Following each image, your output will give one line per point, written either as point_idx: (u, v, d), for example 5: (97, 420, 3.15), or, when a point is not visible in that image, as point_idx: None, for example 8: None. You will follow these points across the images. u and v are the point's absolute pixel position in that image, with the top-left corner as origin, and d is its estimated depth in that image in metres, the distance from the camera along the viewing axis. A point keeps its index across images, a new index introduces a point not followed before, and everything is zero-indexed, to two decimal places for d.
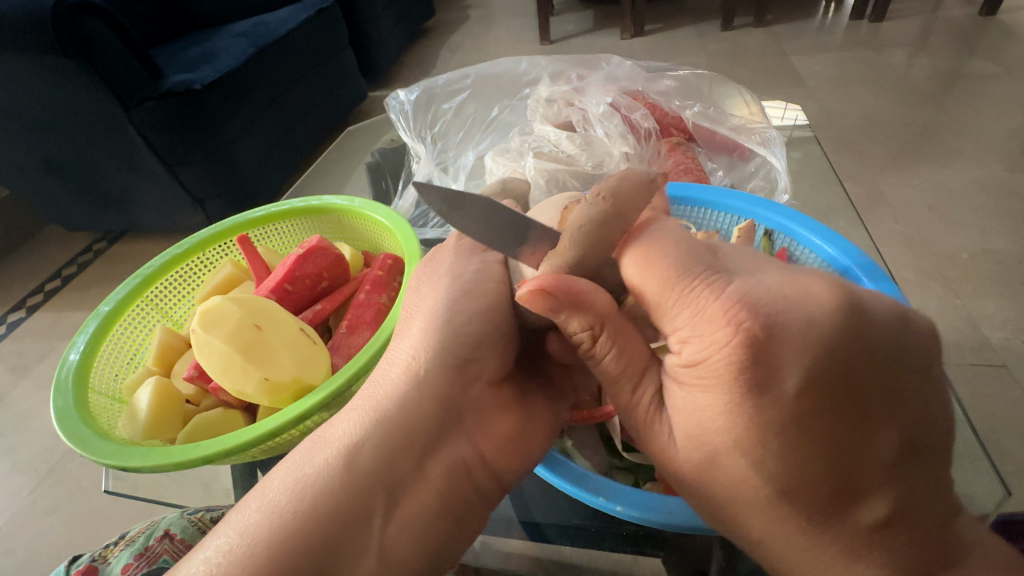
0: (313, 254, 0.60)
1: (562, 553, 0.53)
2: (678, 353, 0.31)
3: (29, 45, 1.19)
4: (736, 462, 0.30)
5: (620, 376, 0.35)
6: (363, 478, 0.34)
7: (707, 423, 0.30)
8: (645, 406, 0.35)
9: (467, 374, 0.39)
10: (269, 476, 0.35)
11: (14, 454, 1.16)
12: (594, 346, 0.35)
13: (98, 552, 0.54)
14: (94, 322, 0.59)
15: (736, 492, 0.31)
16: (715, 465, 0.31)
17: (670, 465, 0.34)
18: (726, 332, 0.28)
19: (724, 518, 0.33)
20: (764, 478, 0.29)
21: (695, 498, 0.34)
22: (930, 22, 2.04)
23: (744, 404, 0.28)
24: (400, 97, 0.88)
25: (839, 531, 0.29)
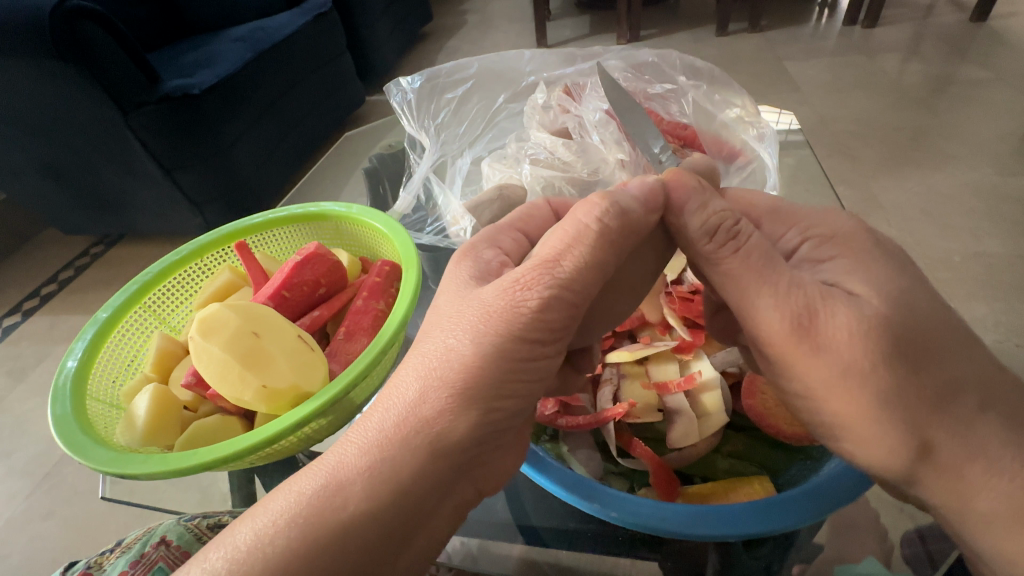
0: (311, 260, 0.61)
1: (557, 557, 0.54)
2: (807, 240, 0.43)
3: (29, 51, 1.20)
4: (909, 305, 0.37)
5: (766, 264, 0.38)
6: (379, 520, 0.30)
7: (874, 278, 0.38)
8: (788, 289, 0.37)
9: (495, 423, 0.34)
10: (273, 507, 0.30)
11: (8, 460, 1.16)
12: (737, 225, 0.40)
13: (94, 559, 0.54)
14: (92, 330, 0.60)
15: (920, 342, 0.35)
16: (898, 313, 0.36)
17: (851, 346, 0.35)
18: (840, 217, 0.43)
19: (917, 393, 0.35)
20: (911, 311, 0.36)
21: (880, 383, 0.35)
22: (922, 28, 2.06)
23: (883, 263, 0.39)
24: (403, 84, 0.87)
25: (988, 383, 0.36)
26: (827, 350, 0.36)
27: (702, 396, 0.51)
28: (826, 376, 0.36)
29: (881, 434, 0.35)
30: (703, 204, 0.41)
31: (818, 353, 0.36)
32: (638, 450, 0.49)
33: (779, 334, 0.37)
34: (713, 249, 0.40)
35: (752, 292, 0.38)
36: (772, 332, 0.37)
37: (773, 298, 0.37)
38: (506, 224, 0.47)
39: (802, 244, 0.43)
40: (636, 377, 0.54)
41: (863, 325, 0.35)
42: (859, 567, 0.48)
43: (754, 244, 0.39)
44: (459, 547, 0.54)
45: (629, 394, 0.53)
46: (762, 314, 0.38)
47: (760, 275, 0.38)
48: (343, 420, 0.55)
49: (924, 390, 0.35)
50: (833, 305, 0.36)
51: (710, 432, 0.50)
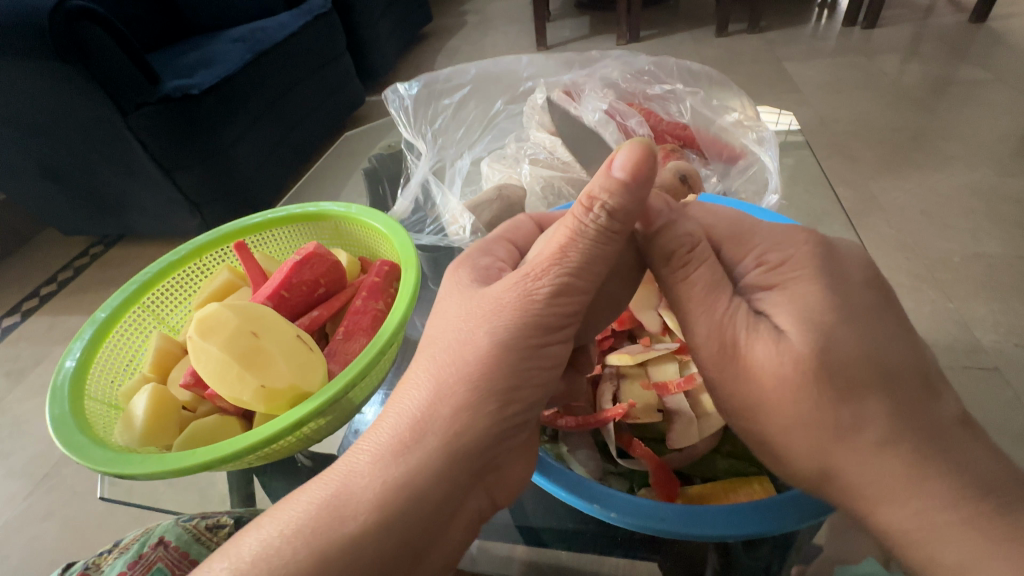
0: (311, 260, 0.61)
1: (557, 558, 0.54)
2: (764, 263, 0.40)
3: (30, 52, 1.20)
4: (838, 340, 0.34)
5: (708, 291, 0.39)
6: (394, 520, 0.30)
7: (811, 304, 0.35)
8: (725, 314, 0.38)
9: (509, 416, 0.34)
10: (285, 515, 0.31)
11: (7, 460, 1.16)
12: (691, 252, 0.41)
13: (93, 559, 0.53)
14: (91, 329, 0.60)
15: (836, 376, 0.33)
16: (822, 347, 0.34)
17: (765, 380, 0.35)
18: (804, 239, 0.39)
19: (818, 425, 0.33)
20: (826, 340, 0.34)
21: (790, 415, 0.35)
22: (921, 29, 2.07)
23: (829, 287, 0.36)
24: (398, 90, 0.86)
25: (926, 423, 0.32)
26: (746, 377, 0.36)
27: (702, 396, 0.51)
28: (746, 402, 0.37)
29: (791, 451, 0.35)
30: (671, 225, 0.42)
31: (738, 381, 0.37)
32: (638, 450, 0.49)
33: (715, 360, 0.38)
34: (670, 272, 0.41)
35: (693, 314, 0.39)
36: (702, 354, 0.38)
37: (706, 324, 0.38)
38: (498, 237, 0.46)
39: (758, 266, 0.40)
40: (635, 377, 0.54)
41: (779, 361, 0.34)
42: (858, 567, 0.48)
43: (705, 272, 0.40)
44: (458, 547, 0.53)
45: (628, 394, 0.53)
46: (696, 336, 0.39)
47: (707, 300, 0.39)
48: (342, 420, 0.55)
49: (820, 419, 0.33)
50: (755, 336, 0.36)
51: (709, 433, 0.50)
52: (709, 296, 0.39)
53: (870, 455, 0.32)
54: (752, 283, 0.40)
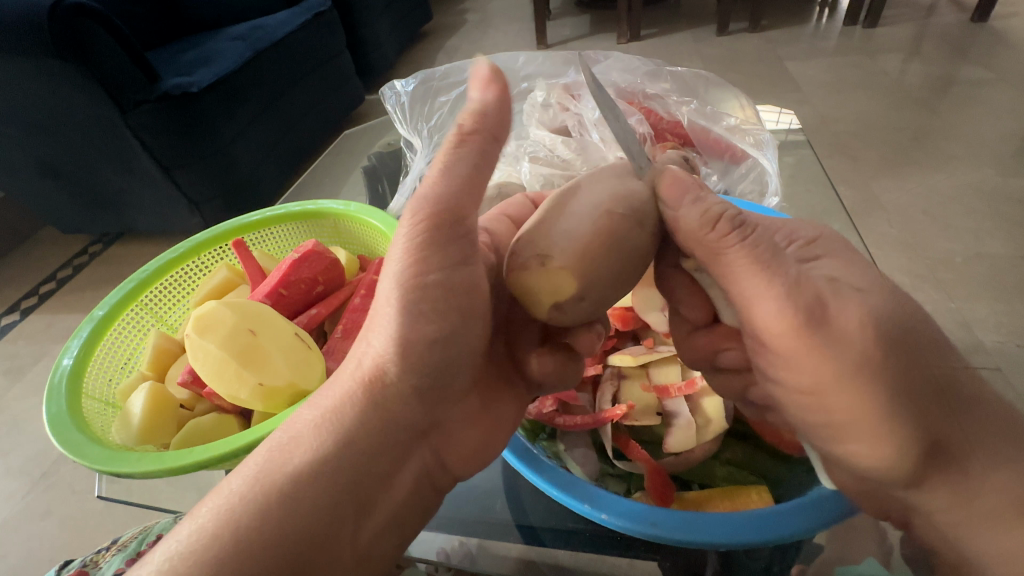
0: (309, 258, 0.60)
1: (556, 557, 0.52)
2: (793, 240, 0.40)
3: (29, 49, 1.19)
4: (893, 311, 0.34)
5: (766, 265, 0.35)
6: (337, 490, 0.33)
7: (860, 278, 0.36)
8: (792, 284, 0.34)
9: (441, 394, 0.37)
10: (231, 493, 0.32)
11: (7, 459, 1.15)
12: (734, 224, 0.35)
13: (90, 557, 0.53)
14: (88, 327, 0.59)
15: (912, 345, 0.34)
16: (887, 320, 0.34)
17: (861, 344, 0.33)
18: (821, 227, 0.41)
19: (920, 397, 0.33)
20: (895, 321, 0.34)
21: (889, 387, 0.33)
22: (923, 28, 2.06)
23: (862, 265, 0.37)
24: (397, 87, 0.88)
25: (962, 392, 0.34)
26: (839, 343, 0.33)
27: (702, 400, 0.51)
28: (835, 375, 0.33)
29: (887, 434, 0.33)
30: (696, 199, 0.37)
31: (830, 349, 0.33)
32: (635, 453, 0.49)
33: (795, 332, 0.34)
34: (716, 241, 0.35)
35: (754, 284, 0.35)
36: (769, 322, 0.35)
37: (769, 295, 0.34)
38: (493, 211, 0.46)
39: (789, 243, 0.40)
40: (636, 378, 0.53)
41: (872, 329, 0.33)
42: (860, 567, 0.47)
43: (758, 236, 0.35)
44: (457, 547, 0.53)
45: (628, 395, 0.52)
46: (760, 304, 0.35)
47: (760, 271, 0.35)
48: None
49: (938, 395, 0.33)
50: (840, 303, 0.34)
51: (708, 438, 0.49)
52: (761, 266, 0.35)
53: (961, 422, 0.33)
54: (791, 257, 0.38)
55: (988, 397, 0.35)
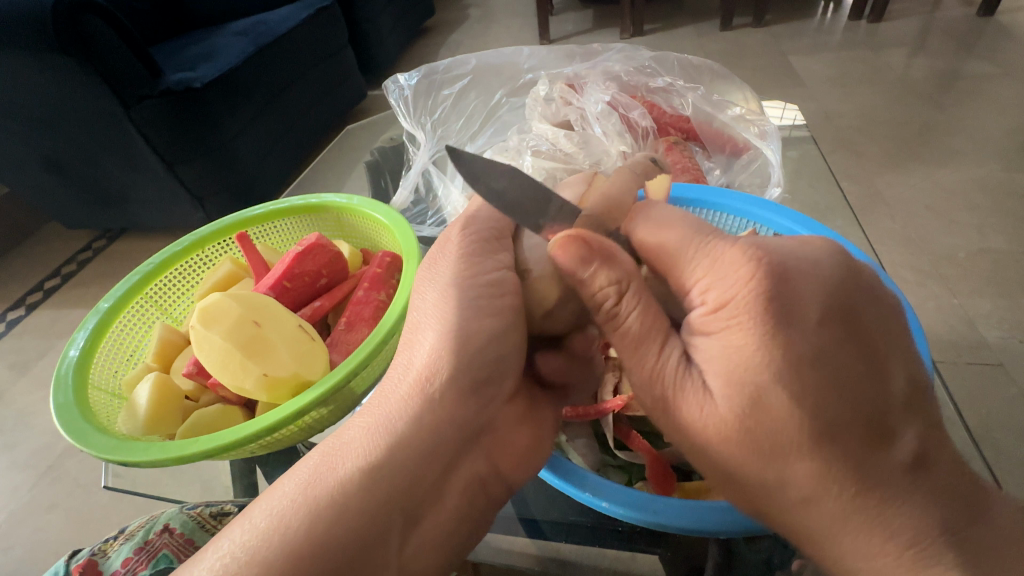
0: (313, 251, 0.61)
1: (560, 552, 0.55)
2: (705, 303, 0.34)
3: (31, 44, 1.20)
4: (766, 407, 0.31)
5: (643, 336, 0.36)
6: (386, 493, 0.33)
7: (740, 365, 0.31)
8: (672, 364, 0.35)
9: (485, 400, 0.38)
10: (278, 497, 0.32)
11: (12, 452, 1.16)
12: (618, 305, 0.36)
13: (99, 546, 0.53)
14: (94, 320, 0.60)
15: (768, 441, 0.31)
16: (747, 416, 0.31)
17: (710, 432, 0.33)
18: (747, 268, 0.32)
19: (754, 480, 0.33)
20: (802, 421, 0.30)
21: (727, 467, 0.34)
22: (929, 22, 2.05)
23: (772, 335, 0.30)
24: (400, 81, 0.87)
25: (863, 478, 0.30)
26: (687, 427, 0.34)
27: None
28: (690, 448, 0.35)
29: (728, 492, 0.35)
30: (590, 276, 0.36)
31: (682, 430, 0.35)
32: (636, 443, 0.49)
33: (658, 409, 0.36)
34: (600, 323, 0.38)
35: (627, 363, 0.37)
36: (644, 400, 0.37)
37: (643, 370, 0.36)
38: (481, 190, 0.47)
39: (701, 305, 0.34)
40: None
41: (721, 424, 0.32)
42: None
43: (631, 322, 0.36)
44: None
45: (630, 386, 0.52)
46: (639, 383, 0.37)
47: (648, 344, 0.36)
48: (343, 410, 0.55)
49: (767, 484, 0.32)
50: (683, 393, 0.34)
51: None
52: (656, 334, 0.36)
53: (795, 506, 0.32)
54: (695, 322, 0.35)
55: (916, 474, 0.30)
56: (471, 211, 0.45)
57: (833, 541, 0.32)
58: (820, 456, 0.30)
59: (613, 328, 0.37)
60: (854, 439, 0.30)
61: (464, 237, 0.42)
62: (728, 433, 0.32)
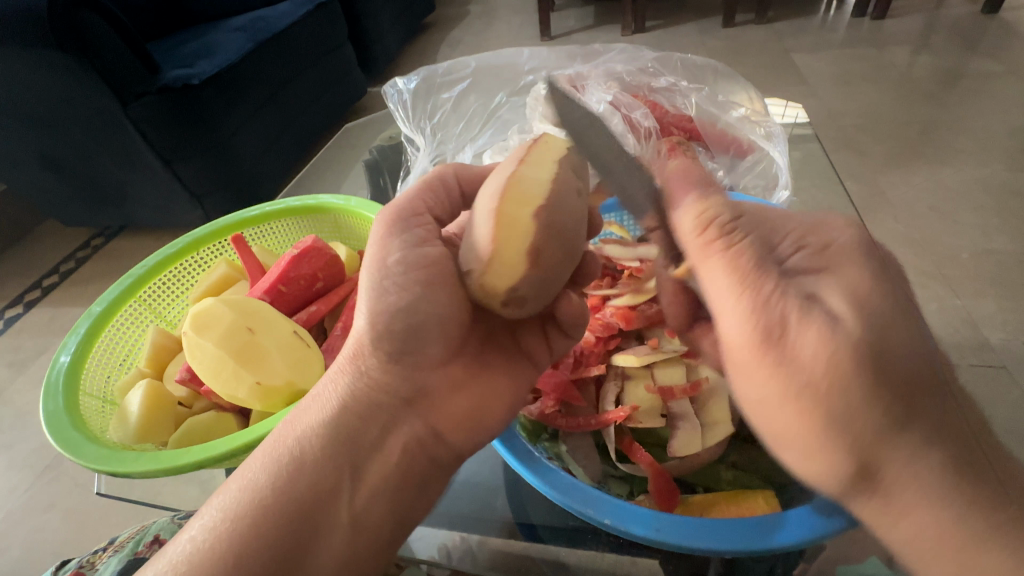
0: (308, 254, 0.60)
1: (558, 556, 0.51)
2: (806, 247, 0.34)
3: (29, 42, 1.19)
4: (896, 338, 0.29)
5: (746, 276, 0.32)
6: (325, 457, 0.40)
7: (869, 297, 0.30)
8: (770, 302, 0.31)
9: (408, 371, 0.42)
10: (238, 471, 0.40)
11: (10, 452, 1.16)
12: (727, 235, 0.33)
13: (88, 557, 0.53)
14: (85, 324, 0.59)
15: (905, 381, 0.29)
16: (880, 346, 0.29)
17: (820, 368, 0.29)
18: (850, 230, 0.35)
19: (876, 428, 0.28)
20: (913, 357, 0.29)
21: (843, 410, 0.29)
22: (933, 20, 2.03)
23: (885, 279, 0.32)
24: (399, 84, 0.87)
25: (971, 446, 0.29)
26: (792, 364, 0.30)
27: (708, 403, 0.50)
28: (793, 392, 0.30)
29: (825, 453, 0.30)
30: (702, 208, 0.34)
31: (785, 368, 0.30)
32: (638, 456, 0.48)
33: (757, 348, 0.31)
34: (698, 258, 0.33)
35: (721, 301, 0.32)
36: (739, 339, 0.31)
37: (747, 307, 0.31)
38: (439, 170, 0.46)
39: (800, 250, 0.34)
40: (641, 379, 0.52)
41: (834, 352, 0.28)
42: None
43: (739, 254, 0.32)
44: (458, 543, 0.53)
45: (632, 397, 0.52)
46: (735, 323, 0.32)
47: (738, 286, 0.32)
48: None
49: (899, 440, 0.28)
50: (804, 323, 0.29)
51: (714, 442, 0.48)
52: (744, 278, 0.32)
53: (916, 464, 0.28)
54: (796, 266, 0.33)
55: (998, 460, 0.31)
56: (402, 195, 0.43)
57: (911, 520, 0.29)
58: (939, 404, 0.29)
59: (719, 259, 0.32)
60: (940, 398, 0.29)
61: (385, 224, 0.42)
62: (836, 365, 0.28)
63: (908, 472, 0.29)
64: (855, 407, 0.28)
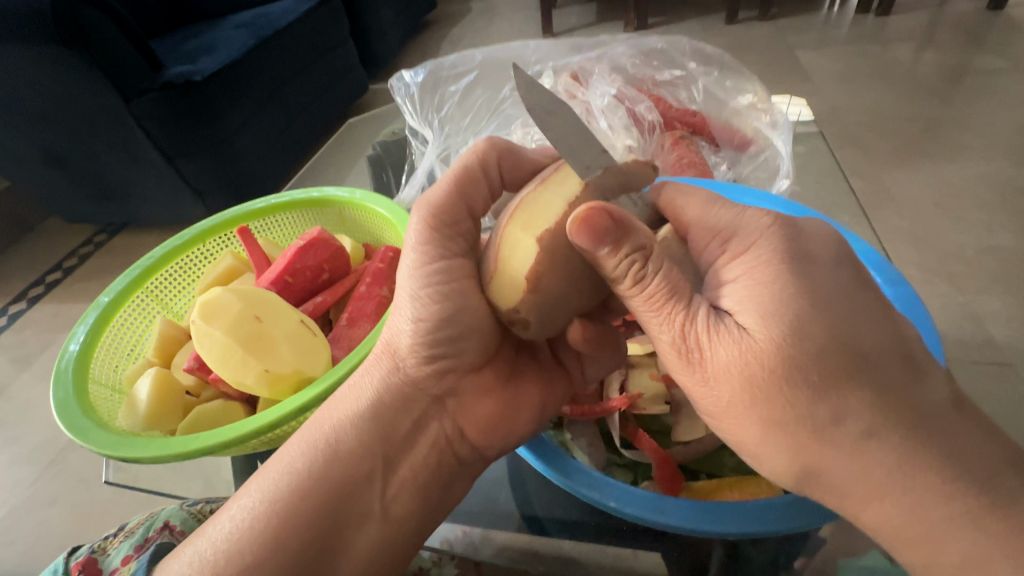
0: (315, 245, 0.60)
1: (561, 548, 0.52)
2: (728, 250, 0.36)
3: (32, 37, 1.19)
4: (807, 337, 0.31)
5: (664, 304, 0.35)
6: (359, 453, 0.41)
7: (775, 304, 0.32)
8: (703, 323, 0.34)
9: (448, 370, 0.43)
10: (269, 462, 0.41)
11: (17, 446, 1.16)
12: (646, 268, 0.34)
13: (99, 543, 0.53)
14: (94, 314, 0.59)
15: (815, 371, 0.31)
16: (786, 345, 0.31)
17: (729, 381, 0.33)
18: (766, 222, 0.35)
19: (797, 425, 0.32)
20: (831, 351, 0.31)
21: (760, 413, 0.33)
22: (937, 17, 2.03)
23: (798, 277, 0.32)
24: (405, 78, 0.87)
25: (906, 412, 0.31)
26: (709, 379, 0.35)
27: None
28: (715, 403, 0.35)
29: (765, 448, 0.34)
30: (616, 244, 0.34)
31: (705, 384, 0.35)
32: (642, 442, 0.48)
33: (683, 366, 0.36)
34: (625, 291, 0.36)
35: (647, 324, 0.37)
36: (669, 360, 0.37)
37: (668, 332, 0.35)
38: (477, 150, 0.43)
39: (723, 253, 0.36)
40: (643, 367, 0.54)
41: (748, 362, 0.32)
42: (861, 560, 0.48)
43: (660, 287, 0.35)
44: (461, 536, 0.53)
45: (636, 384, 0.52)
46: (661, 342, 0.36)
47: (660, 313, 0.35)
48: None
49: (819, 432, 0.32)
50: (716, 337, 0.33)
51: None
52: (659, 310, 0.35)
53: (851, 449, 0.31)
54: (717, 273, 0.36)
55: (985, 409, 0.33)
56: (436, 189, 0.42)
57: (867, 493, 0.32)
58: (860, 389, 0.31)
59: (642, 294, 0.35)
60: (892, 374, 0.31)
61: (423, 223, 0.41)
62: (737, 374, 0.33)
63: (843, 456, 0.31)
64: (766, 408, 0.33)
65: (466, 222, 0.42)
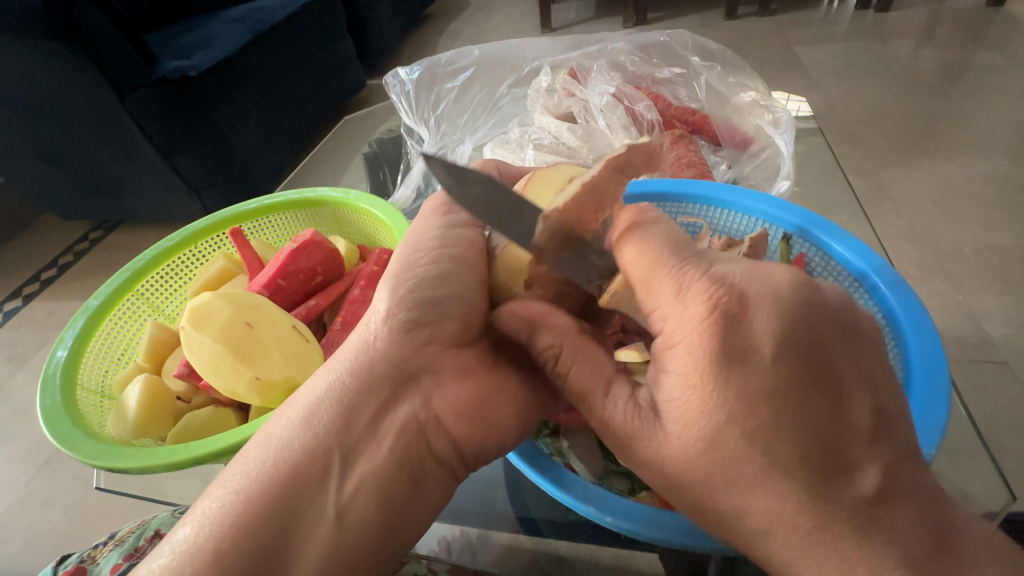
0: (307, 248, 0.59)
1: (558, 550, 0.51)
2: (665, 335, 0.32)
3: (25, 32, 1.18)
4: (724, 444, 0.29)
5: (584, 392, 0.35)
6: (312, 446, 0.34)
7: (699, 404, 0.30)
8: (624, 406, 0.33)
9: (420, 343, 0.37)
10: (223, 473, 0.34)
11: (11, 445, 1.15)
12: (562, 361, 0.36)
13: (88, 551, 0.52)
14: (83, 318, 0.58)
15: (725, 479, 0.30)
16: (702, 449, 0.30)
17: (657, 468, 0.32)
18: (706, 304, 0.30)
19: (711, 511, 0.31)
20: (756, 458, 0.29)
21: (681, 496, 0.32)
22: (937, 13, 2.01)
23: (727, 381, 0.29)
24: (400, 75, 0.85)
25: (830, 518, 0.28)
26: (635, 456, 0.34)
27: None
28: (647, 475, 0.34)
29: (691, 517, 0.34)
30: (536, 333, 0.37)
31: (634, 460, 0.34)
32: None
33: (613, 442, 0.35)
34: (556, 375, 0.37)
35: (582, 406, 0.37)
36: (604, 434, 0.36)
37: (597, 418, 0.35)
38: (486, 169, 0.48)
39: (661, 335, 0.32)
40: None
41: (670, 456, 0.31)
42: None
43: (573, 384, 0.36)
44: (458, 537, 0.53)
45: None
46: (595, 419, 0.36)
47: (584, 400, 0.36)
48: None
49: (732, 520, 0.31)
50: (640, 425, 0.32)
51: None
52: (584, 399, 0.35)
53: (754, 536, 0.30)
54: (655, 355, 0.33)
55: None
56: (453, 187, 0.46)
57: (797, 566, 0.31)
58: (777, 490, 0.28)
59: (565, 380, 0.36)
60: (814, 474, 0.28)
61: (435, 209, 0.43)
62: (670, 465, 0.31)
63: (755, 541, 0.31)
64: (682, 491, 0.32)
65: (474, 212, 0.45)
